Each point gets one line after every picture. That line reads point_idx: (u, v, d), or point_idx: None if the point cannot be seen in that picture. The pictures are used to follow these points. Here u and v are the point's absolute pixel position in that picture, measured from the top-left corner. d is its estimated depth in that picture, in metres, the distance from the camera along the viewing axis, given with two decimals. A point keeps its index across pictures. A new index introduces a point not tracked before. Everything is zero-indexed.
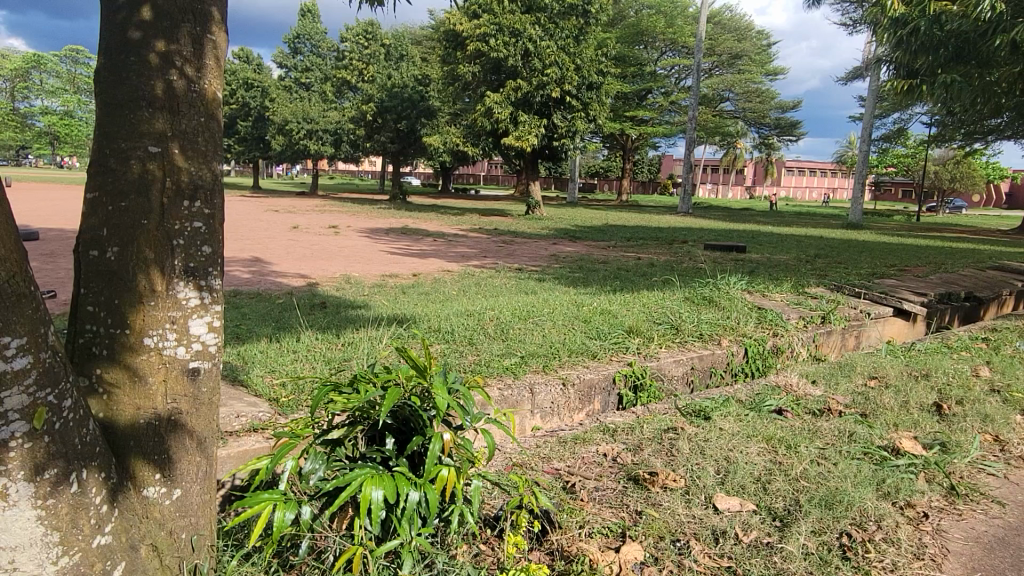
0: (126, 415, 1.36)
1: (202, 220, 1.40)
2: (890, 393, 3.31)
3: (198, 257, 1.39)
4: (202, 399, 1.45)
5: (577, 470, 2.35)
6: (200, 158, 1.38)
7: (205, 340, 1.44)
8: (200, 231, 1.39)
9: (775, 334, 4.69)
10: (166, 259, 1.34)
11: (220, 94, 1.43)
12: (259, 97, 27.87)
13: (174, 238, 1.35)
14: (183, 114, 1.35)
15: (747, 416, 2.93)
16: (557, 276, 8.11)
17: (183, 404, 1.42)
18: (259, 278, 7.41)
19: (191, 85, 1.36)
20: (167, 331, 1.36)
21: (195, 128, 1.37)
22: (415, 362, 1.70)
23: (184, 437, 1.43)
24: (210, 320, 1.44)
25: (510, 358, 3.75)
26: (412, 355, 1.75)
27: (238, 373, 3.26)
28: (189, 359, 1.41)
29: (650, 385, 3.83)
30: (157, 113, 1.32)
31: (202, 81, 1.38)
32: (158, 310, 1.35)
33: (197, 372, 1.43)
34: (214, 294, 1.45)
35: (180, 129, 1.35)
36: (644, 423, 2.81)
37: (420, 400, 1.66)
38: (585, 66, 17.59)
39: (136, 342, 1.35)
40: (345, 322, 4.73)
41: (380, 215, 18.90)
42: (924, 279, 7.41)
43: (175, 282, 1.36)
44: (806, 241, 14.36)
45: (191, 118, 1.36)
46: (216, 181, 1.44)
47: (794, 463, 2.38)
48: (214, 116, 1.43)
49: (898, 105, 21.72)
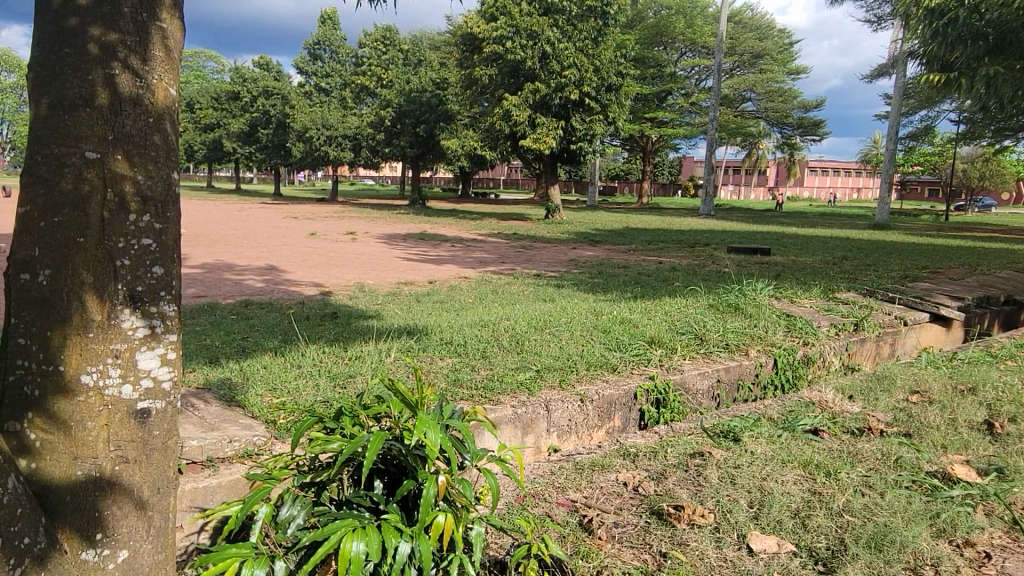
0: (61, 468, 1.27)
1: (153, 237, 1.31)
2: (935, 409, 3.06)
3: (147, 278, 1.30)
4: (154, 439, 1.36)
5: (593, 502, 2.14)
6: (151, 166, 1.29)
7: (157, 375, 1.35)
8: (150, 248, 1.30)
9: (805, 343, 4.45)
10: (108, 284, 1.26)
11: (174, 92, 1.34)
12: (280, 104, 27.98)
13: (117, 258, 1.26)
14: (127, 115, 1.26)
15: (780, 437, 2.70)
16: (575, 281, 7.89)
17: (131, 451, 1.33)
18: (272, 287, 7.29)
19: (139, 81, 1.28)
20: (109, 365, 1.28)
21: (142, 130, 1.28)
22: (403, 396, 1.54)
23: (124, 491, 1.33)
24: (163, 352, 1.35)
25: (524, 373, 3.55)
26: (401, 387, 1.59)
27: (236, 391, 3.08)
28: (137, 400, 1.32)
29: (673, 401, 3.61)
30: (96, 114, 1.24)
31: (151, 77, 1.29)
32: (100, 342, 1.26)
33: (147, 414, 1.34)
34: (168, 322, 1.36)
35: (123, 133, 1.26)
36: (667, 446, 2.59)
37: (409, 435, 1.49)
38: (604, 67, 17.36)
39: (71, 383, 1.26)
40: (355, 334, 4.54)
41: (398, 220, 18.78)
42: (958, 283, 7.10)
43: (118, 312, 1.27)
44: (833, 244, 13.98)
45: (136, 120, 1.27)
46: (170, 190, 1.35)
47: (834, 494, 2.16)
48: (169, 116, 1.34)
49: (926, 101, 21.23)
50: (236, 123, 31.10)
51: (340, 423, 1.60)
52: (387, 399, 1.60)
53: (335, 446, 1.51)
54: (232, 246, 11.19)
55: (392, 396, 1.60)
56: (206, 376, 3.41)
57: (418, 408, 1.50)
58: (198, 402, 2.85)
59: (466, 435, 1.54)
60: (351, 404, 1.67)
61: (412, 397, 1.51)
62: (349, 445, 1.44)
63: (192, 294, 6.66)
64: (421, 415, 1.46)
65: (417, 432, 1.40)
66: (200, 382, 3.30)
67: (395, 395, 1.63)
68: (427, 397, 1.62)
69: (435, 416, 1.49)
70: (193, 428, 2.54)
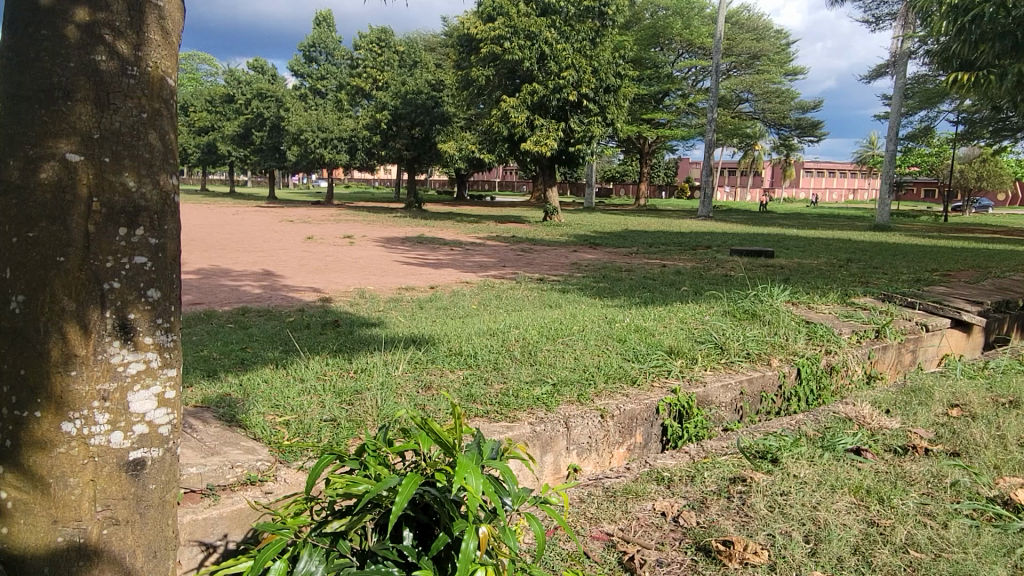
0: (39, 535, 1.21)
1: (148, 253, 1.23)
2: (980, 425, 2.90)
3: (142, 304, 1.23)
4: (148, 483, 1.29)
5: (631, 536, 1.96)
6: (144, 169, 1.22)
7: (153, 419, 1.28)
8: (143, 267, 1.22)
9: (827, 352, 4.28)
10: (93, 309, 1.19)
11: (171, 81, 1.26)
12: (275, 107, 27.80)
13: (104, 282, 1.19)
14: (115, 110, 1.18)
15: (820, 457, 2.54)
16: (580, 286, 7.71)
17: (121, 507, 1.26)
18: (270, 293, 7.10)
19: (127, 68, 1.18)
20: (96, 410, 1.21)
21: (132, 129, 1.20)
22: (435, 432, 1.47)
23: (107, 552, 1.26)
24: (160, 392, 1.29)
25: (541, 387, 3.36)
26: (431, 423, 1.51)
27: (237, 409, 2.89)
28: (130, 449, 1.26)
29: (697, 414, 3.44)
30: (78, 106, 1.15)
31: (144, 61, 1.20)
32: (85, 383, 1.19)
33: (140, 465, 1.28)
34: (165, 355, 1.29)
35: (108, 128, 1.17)
36: (703, 469, 2.41)
37: (442, 478, 1.40)
38: (603, 68, 17.22)
39: (51, 432, 1.19)
40: (358, 344, 4.36)
41: (395, 224, 18.56)
42: (974, 286, 6.92)
43: (105, 346, 1.20)
44: (836, 245, 13.86)
45: (126, 115, 1.19)
46: (166, 199, 1.27)
47: (893, 525, 1.99)
48: (165, 108, 1.25)
49: (926, 100, 21.08)
50: (231, 125, 30.88)
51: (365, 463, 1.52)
52: (414, 434, 1.52)
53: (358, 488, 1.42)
54: (228, 251, 11.00)
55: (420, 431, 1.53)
56: (205, 392, 3.22)
57: (455, 451, 1.43)
58: (196, 422, 2.65)
59: (505, 476, 1.46)
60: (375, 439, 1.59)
61: (448, 438, 1.44)
62: (379, 488, 1.34)
63: (188, 302, 6.46)
64: (461, 457, 1.37)
65: (458, 477, 1.31)
66: (197, 399, 3.11)
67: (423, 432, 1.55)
68: (460, 435, 1.54)
69: (474, 457, 1.41)
70: (192, 453, 2.34)
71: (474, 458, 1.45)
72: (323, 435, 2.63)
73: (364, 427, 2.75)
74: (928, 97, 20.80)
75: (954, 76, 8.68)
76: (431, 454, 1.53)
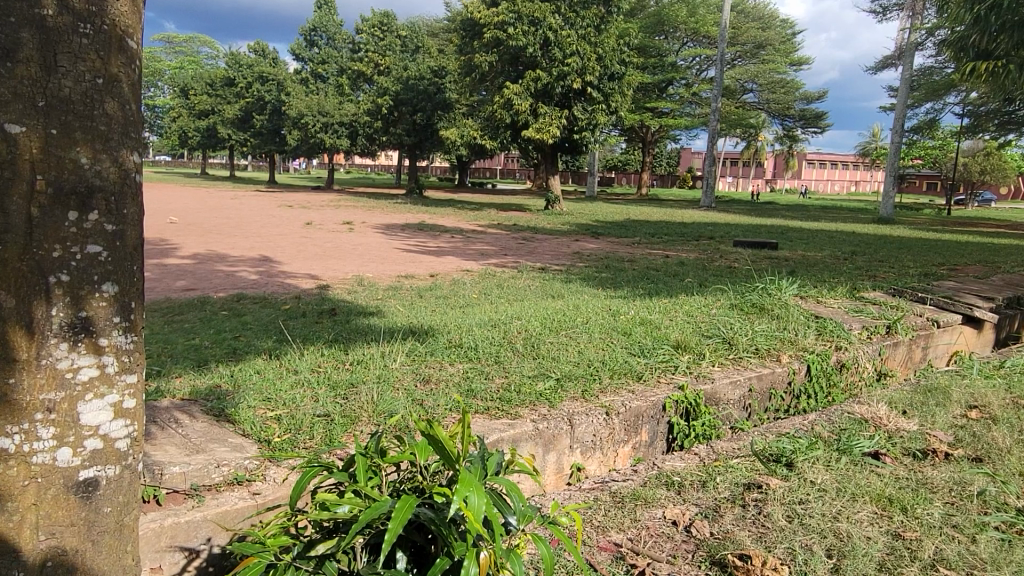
0: None
1: (104, 242, 1.19)
2: (1001, 428, 2.79)
3: (93, 298, 1.19)
4: (112, 500, 1.29)
5: (640, 547, 1.84)
6: (99, 141, 1.17)
7: (106, 432, 1.26)
8: (98, 257, 1.18)
9: (837, 348, 4.16)
10: (38, 305, 1.13)
11: (132, 41, 1.21)
12: (275, 91, 27.72)
13: (50, 275, 1.14)
14: (64, 73, 1.12)
15: (837, 462, 2.42)
16: (583, 276, 7.58)
17: (70, 535, 1.23)
18: (267, 279, 6.97)
19: (78, 28, 1.13)
20: (39, 424, 1.16)
21: (84, 97, 1.14)
22: (435, 445, 1.44)
23: (54, 566, 1.22)
24: (113, 403, 1.26)
25: (544, 382, 3.24)
26: (428, 435, 1.47)
27: (226, 402, 2.77)
28: (80, 468, 1.23)
29: (704, 412, 3.32)
30: (21, 64, 1.08)
31: (100, 21, 1.15)
32: (28, 394, 1.15)
33: (92, 484, 1.25)
34: (118, 363, 1.26)
35: (55, 94, 1.12)
36: (716, 474, 2.29)
37: (440, 497, 1.35)
38: (607, 55, 17.00)
39: None
40: (355, 334, 4.23)
41: (395, 210, 18.38)
42: (984, 281, 6.79)
43: (51, 349, 1.16)
44: (839, 238, 13.71)
45: (77, 81, 1.13)
46: (126, 178, 1.23)
47: (920, 538, 1.87)
48: (122, 74, 1.20)
49: (932, 92, 20.87)
50: (231, 109, 30.69)
51: (354, 478, 1.47)
52: (410, 446, 1.48)
53: (347, 507, 1.38)
54: (225, 236, 10.86)
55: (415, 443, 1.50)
56: (194, 384, 3.10)
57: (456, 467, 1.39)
58: (182, 417, 2.52)
59: (509, 492, 1.42)
60: (366, 451, 1.56)
61: (448, 451, 1.39)
62: (371, 510, 1.30)
63: (182, 288, 6.32)
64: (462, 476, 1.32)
65: (461, 493, 1.26)
66: (186, 390, 2.98)
67: (420, 444, 1.52)
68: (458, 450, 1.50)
69: (476, 473, 1.37)
70: (174, 451, 2.21)
71: (478, 474, 1.40)
72: (316, 432, 2.51)
73: (360, 423, 2.63)
74: (935, 90, 20.61)
75: (969, 67, 8.52)
76: (428, 467, 1.50)
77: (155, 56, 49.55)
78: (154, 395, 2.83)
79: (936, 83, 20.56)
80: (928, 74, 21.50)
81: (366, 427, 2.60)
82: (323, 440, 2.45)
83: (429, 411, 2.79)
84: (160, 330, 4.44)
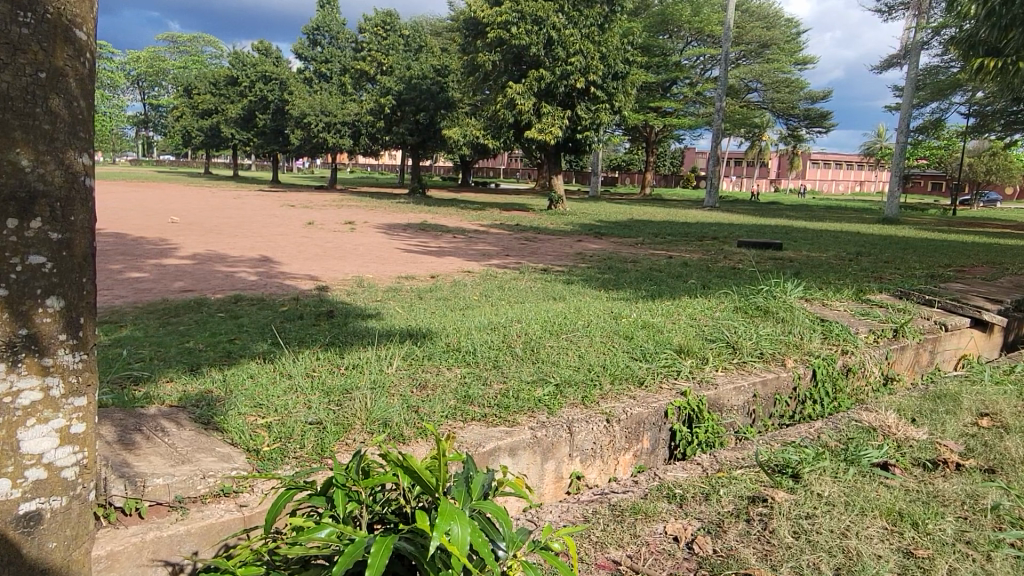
0: None
1: (47, 251, 1.30)
2: (1013, 439, 2.71)
3: (37, 309, 1.30)
4: (59, 531, 1.41)
5: (640, 565, 1.76)
6: (43, 139, 1.28)
7: (46, 462, 1.37)
8: (41, 267, 1.29)
9: (843, 352, 4.07)
10: None
11: (76, 31, 1.31)
12: (278, 90, 27.70)
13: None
14: (8, 67, 1.22)
15: (845, 473, 2.34)
16: (585, 277, 7.50)
17: (14, 565, 1.35)
18: (265, 280, 6.92)
19: (23, 29, 1.22)
20: None
21: (24, 94, 1.24)
22: (417, 473, 1.44)
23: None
24: (52, 431, 1.37)
25: (542, 387, 3.16)
26: (410, 462, 1.49)
27: (215, 410, 2.69)
28: (21, 499, 1.34)
29: (708, 418, 3.23)
30: None
31: (45, 14, 1.25)
32: None
33: (32, 514, 1.36)
34: (58, 391, 1.36)
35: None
36: (719, 486, 2.21)
37: (421, 529, 1.36)
38: (611, 55, 16.92)
39: None
40: (352, 337, 4.17)
41: (397, 210, 18.31)
42: (991, 283, 6.69)
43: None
44: (843, 238, 13.60)
45: (21, 78, 1.23)
46: (72, 181, 1.34)
47: (933, 557, 1.79)
48: (65, 69, 1.30)
49: (938, 91, 20.71)
50: (234, 108, 30.66)
51: (333, 506, 1.50)
52: (390, 471, 1.50)
53: (324, 536, 1.39)
54: (226, 236, 10.80)
55: (394, 466, 1.52)
56: (184, 390, 3.03)
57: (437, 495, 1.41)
58: (170, 425, 2.45)
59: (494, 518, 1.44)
60: (345, 474, 1.58)
61: (429, 479, 1.41)
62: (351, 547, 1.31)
63: (180, 289, 6.26)
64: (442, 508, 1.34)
65: (443, 530, 1.27)
66: (176, 396, 2.90)
67: (400, 467, 1.53)
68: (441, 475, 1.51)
69: (459, 504, 1.38)
70: (159, 462, 2.14)
71: (463, 501, 1.42)
72: (307, 441, 2.44)
73: (353, 432, 2.57)
74: (940, 89, 20.47)
75: (978, 65, 8.39)
76: (410, 490, 1.54)
77: (158, 55, 49.56)
78: (142, 401, 2.75)
79: (942, 83, 20.42)
80: (933, 74, 21.45)
81: (359, 436, 2.55)
82: (314, 449, 2.39)
83: (425, 419, 2.72)
84: (155, 334, 4.36)
